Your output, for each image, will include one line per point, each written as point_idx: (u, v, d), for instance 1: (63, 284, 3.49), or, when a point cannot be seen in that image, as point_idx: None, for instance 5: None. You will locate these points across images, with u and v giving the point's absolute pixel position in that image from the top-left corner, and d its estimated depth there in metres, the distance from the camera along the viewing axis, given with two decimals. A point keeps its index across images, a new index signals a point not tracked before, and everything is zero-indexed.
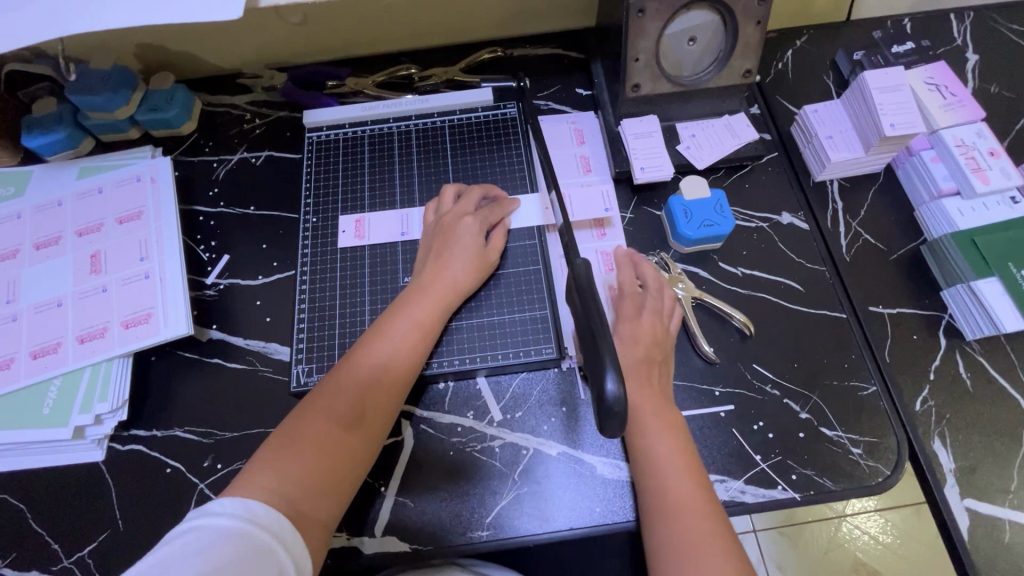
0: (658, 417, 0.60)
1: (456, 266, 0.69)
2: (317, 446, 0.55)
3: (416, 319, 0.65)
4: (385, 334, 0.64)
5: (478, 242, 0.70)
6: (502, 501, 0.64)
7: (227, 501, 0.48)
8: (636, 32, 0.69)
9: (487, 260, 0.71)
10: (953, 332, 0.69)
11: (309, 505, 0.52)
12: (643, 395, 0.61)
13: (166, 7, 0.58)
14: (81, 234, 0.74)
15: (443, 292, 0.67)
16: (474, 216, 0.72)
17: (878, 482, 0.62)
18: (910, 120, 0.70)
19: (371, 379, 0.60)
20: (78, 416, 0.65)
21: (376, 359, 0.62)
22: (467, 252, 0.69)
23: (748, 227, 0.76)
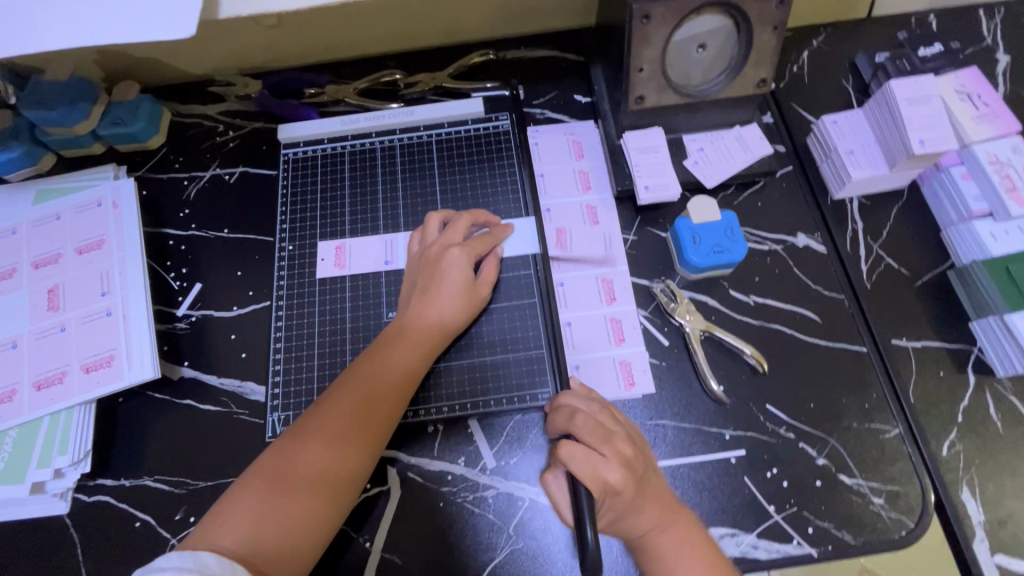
0: (671, 534, 0.53)
1: (441, 304, 0.63)
2: (285, 502, 0.53)
3: (397, 362, 0.61)
4: (364, 377, 0.59)
5: (467, 275, 0.64)
6: (496, 558, 0.59)
7: (177, 554, 0.46)
8: (640, 40, 0.62)
9: (476, 294, 0.65)
10: (983, 368, 0.64)
11: (269, 565, 0.51)
12: (649, 517, 0.53)
13: (114, 23, 0.52)
14: (37, 266, 0.68)
15: (428, 331, 0.62)
16: (461, 247, 0.65)
17: (901, 536, 0.58)
18: (941, 136, 0.65)
19: (347, 428, 0.57)
20: (37, 470, 0.60)
21: (354, 405, 0.58)
22: (453, 288, 0.64)
23: (761, 250, 0.71)
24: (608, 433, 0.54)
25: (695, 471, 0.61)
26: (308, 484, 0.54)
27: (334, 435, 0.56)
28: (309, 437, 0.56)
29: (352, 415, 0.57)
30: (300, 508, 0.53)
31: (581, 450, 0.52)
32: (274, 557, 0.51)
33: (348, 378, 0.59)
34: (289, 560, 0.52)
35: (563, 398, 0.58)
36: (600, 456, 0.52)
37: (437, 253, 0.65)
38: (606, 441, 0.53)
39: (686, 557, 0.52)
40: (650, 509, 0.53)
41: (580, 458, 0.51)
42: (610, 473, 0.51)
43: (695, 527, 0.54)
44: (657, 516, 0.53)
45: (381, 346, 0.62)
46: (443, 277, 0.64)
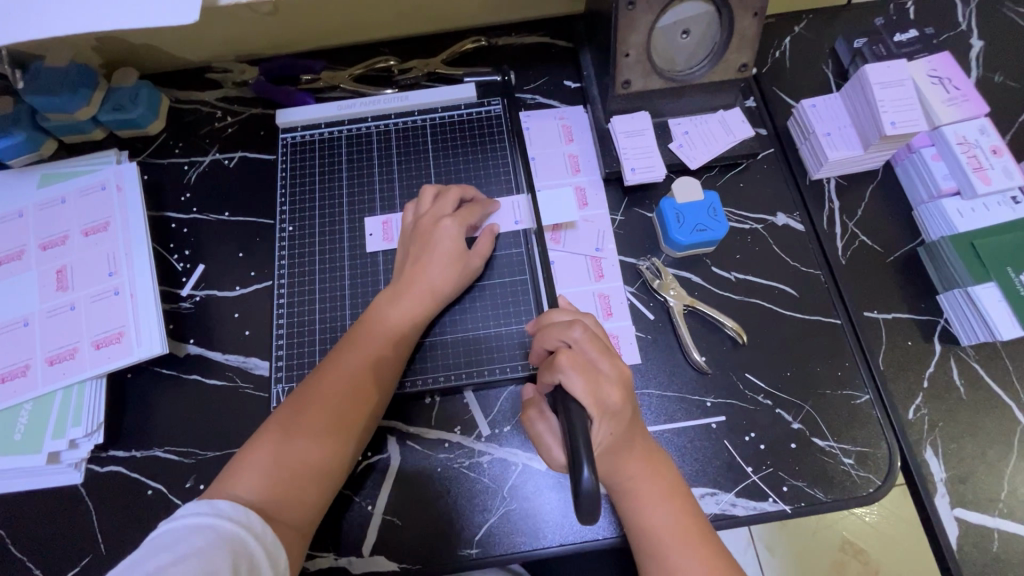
0: (651, 482, 0.55)
1: (434, 270, 0.66)
2: (297, 452, 0.56)
3: (393, 328, 0.64)
4: (368, 342, 0.63)
5: (459, 244, 0.67)
6: (491, 518, 0.63)
7: (194, 503, 0.50)
8: (625, 25, 0.65)
9: (467, 264, 0.68)
10: (949, 338, 0.67)
11: (284, 511, 0.54)
12: (633, 461, 0.56)
13: (119, 10, 0.54)
14: (45, 248, 0.71)
15: (419, 299, 0.65)
16: (452, 218, 0.67)
17: (869, 492, 0.62)
18: (911, 118, 0.68)
19: (348, 387, 0.60)
20: (52, 441, 0.63)
21: (354, 367, 0.61)
22: (444, 257, 0.66)
23: (742, 229, 0.74)
24: (607, 349, 0.56)
25: (679, 436, 0.65)
26: (315, 438, 0.57)
27: (338, 394, 0.59)
28: (314, 397, 0.59)
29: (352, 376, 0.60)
30: (309, 461, 0.57)
31: (580, 360, 0.53)
32: (285, 505, 0.55)
33: (347, 344, 0.63)
34: (301, 507, 0.55)
35: (554, 317, 0.60)
36: (600, 372, 0.53)
37: (430, 223, 0.68)
38: (606, 355, 0.55)
39: (662, 500, 0.55)
40: (635, 454, 0.56)
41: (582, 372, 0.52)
42: (610, 390, 0.53)
43: (671, 476, 0.56)
44: (638, 461, 0.56)
45: (375, 313, 0.65)
46: (434, 246, 0.66)
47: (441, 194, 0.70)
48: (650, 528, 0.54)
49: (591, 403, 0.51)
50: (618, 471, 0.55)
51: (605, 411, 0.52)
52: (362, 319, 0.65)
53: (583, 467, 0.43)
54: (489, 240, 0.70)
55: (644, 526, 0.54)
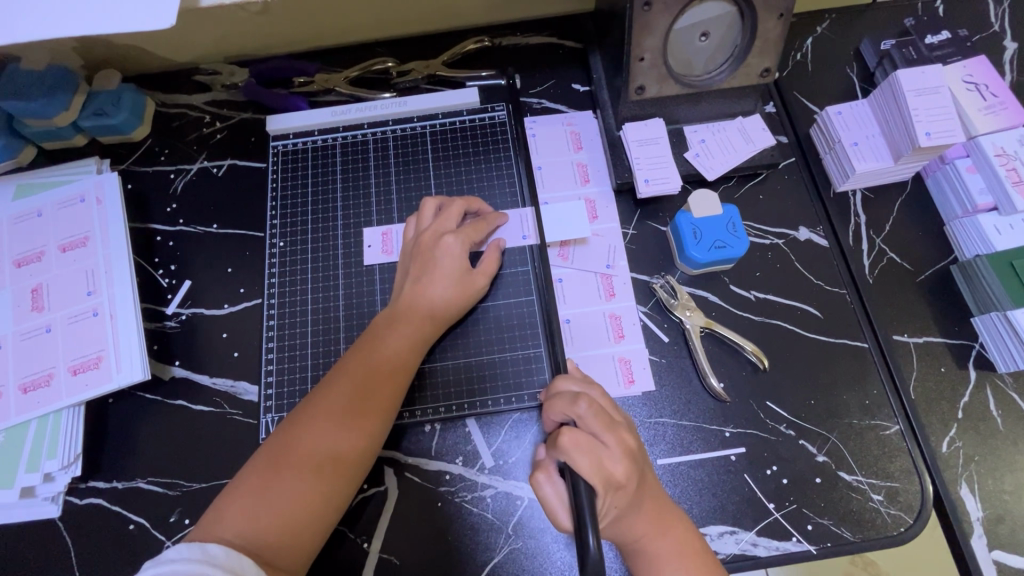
0: (663, 543, 0.51)
1: (436, 291, 0.62)
2: (289, 487, 0.52)
3: (394, 352, 0.60)
4: (366, 367, 0.58)
5: (462, 262, 0.63)
6: (494, 559, 0.59)
7: (185, 546, 0.46)
8: (641, 28, 0.60)
9: (472, 283, 0.64)
10: (984, 364, 0.63)
11: (274, 553, 0.50)
12: (643, 522, 0.51)
13: (90, 14, 0.49)
14: (20, 265, 0.66)
15: (420, 320, 0.62)
16: (455, 234, 0.64)
17: (899, 532, 0.58)
18: (947, 128, 0.63)
19: (345, 414, 0.56)
20: (26, 474, 0.59)
21: (351, 394, 0.57)
22: (447, 275, 0.63)
23: (762, 244, 0.70)
24: (613, 421, 0.52)
25: (696, 469, 0.61)
26: (308, 471, 0.53)
27: (337, 422, 0.55)
28: (308, 427, 0.55)
29: (350, 402, 0.56)
30: (302, 496, 0.52)
31: (585, 438, 0.50)
32: (273, 543, 0.50)
33: (345, 368, 0.59)
34: (292, 545, 0.51)
35: (563, 383, 0.57)
36: (604, 447, 0.50)
37: (432, 238, 0.64)
38: (611, 428, 0.51)
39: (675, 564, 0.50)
40: (644, 514, 0.51)
41: (585, 449, 0.49)
42: (614, 464, 0.49)
43: (686, 534, 0.52)
44: (648, 522, 0.51)
45: (375, 335, 0.61)
46: (437, 264, 0.63)
47: (442, 208, 0.67)
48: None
49: (596, 480, 0.48)
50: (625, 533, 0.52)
51: (609, 489, 0.49)
52: (360, 341, 0.61)
53: (588, 533, 0.45)
54: (496, 256, 0.66)
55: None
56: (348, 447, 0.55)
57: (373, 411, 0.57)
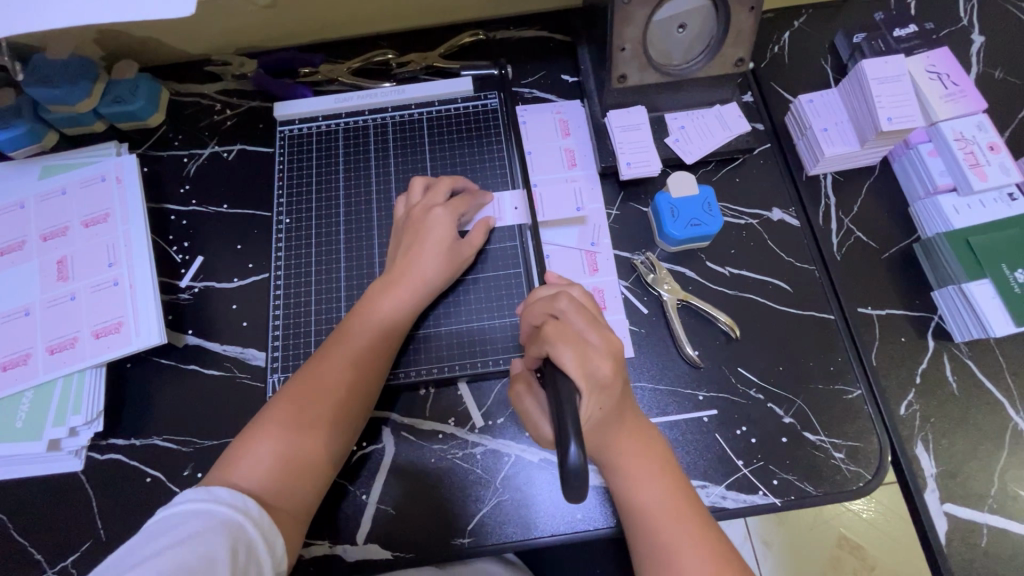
0: (641, 456, 0.56)
1: (426, 260, 0.66)
2: (295, 442, 0.57)
3: (383, 319, 0.64)
4: (360, 333, 0.63)
5: (451, 233, 0.68)
6: (485, 508, 0.64)
7: (193, 491, 0.52)
8: (622, 19, 0.65)
9: (459, 254, 0.69)
10: (942, 334, 0.68)
11: (281, 498, 0.55)
12: (624, 439, 0.56)
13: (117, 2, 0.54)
14: (46, 239, 0.71)
15: (411, 289, 0.66)
16: (443, 207, 0.68)
17: (859, 486, 0.62)
18: (908, 113, 0.68)
19: (342, 377, 0.61)
20: (52, 429, 0.64)
21: (346, 359, 0.61)
22: (436, 248, 0.67)
23: (737, 224, 0.74)
24: (596, 320, 0.55)
25: (671, 429, 0.65)
26: (311, 427, 0.58)
27: (336, 382, 0.60)
28: (306, 395, 0.59)
29: (346, 366, 0.61)
30: (307, 449, 0.58)
31: (569, 330, 0.53)
32: (285, 490, 0.56)
33: (341, 334, 0.63)
34: (301, 488, 0.57)
35: (540, 291, 0.59)
36: (589, 344, 0.53)
37: (424, 214, 0.68)
38: (595, 326, 0.54)
39: (651, 473, 0.55)
40: (625, 433, 0.56)
41: (570, 340, 0.52)
42: (598, 356, 0.53)
43: (660, 452, 0.57)
44: (630, 437, 0.56)
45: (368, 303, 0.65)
46: (426, 236, 0.67)
47: (430, 186, 0.71)
48: (639, 501, 0.54)
49: (580, 373, 0.50)
50: (607, 445, 0.56)
51: (594, 379, 0.52)
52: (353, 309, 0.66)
53: (569, 441, 0.42)
54: (482, 233, 0.70)
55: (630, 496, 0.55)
56: (343, 405, 0.60)
57: (366, 374, 0.62)
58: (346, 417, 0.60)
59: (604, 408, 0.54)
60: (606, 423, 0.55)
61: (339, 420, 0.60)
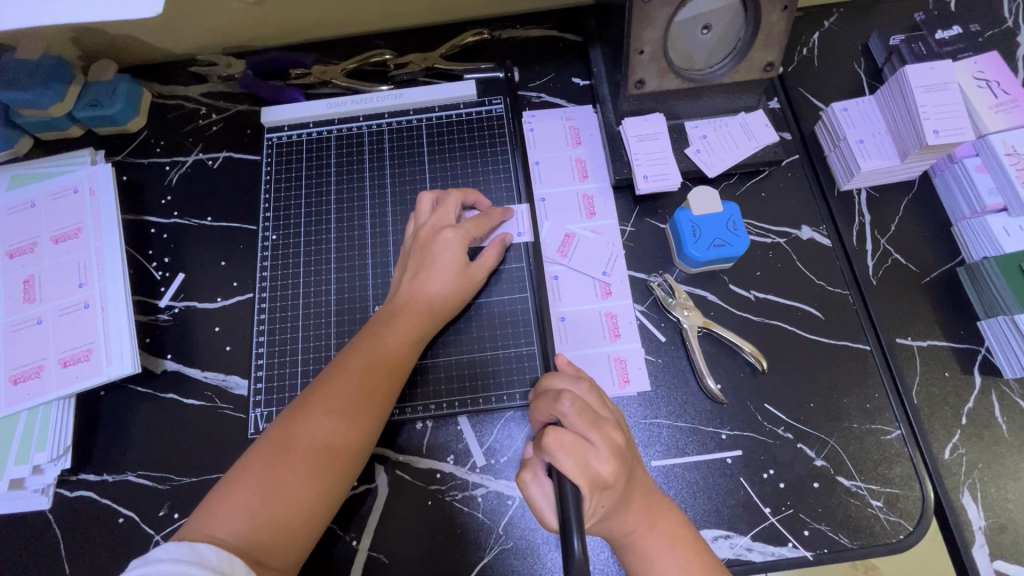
0: (653, 533, 0.50)
1: (433, 287, 0.61)
2: (284, 488, 0.51)
3: (388, 349, 0.59)
4: (360, 366, 0.57)
5: (461, 258, 0.62)
6: (486, 558, 0.58)
7: (174, 545, 0.45)
8: (641, 20, 0.59)
9: (470, 277, 0.63)
10: (990, 369, 0.61)
11: (269, 552, 0.50)
12: (633, 518, 0.50)
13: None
14: (11, 255, 0.66)
15: (417, 315, 0.61)
16: (455, 229, 0.62)
17: (899, 540, 0.56)
18: (957, 125, 0.61)
19: (343, 411, 0.55)
20: (14, 467, 0.58)
21: (348, 390, 0.56)
22: (446, 271, 0.62)
23: (763, 243, 0.68)
24: (597, 417, 0.50)
25: (691, 472, 0.60)
26: (307, 465, 0.52)
27: (335, 416, 0.54)
28: (300, 433, 0.53)
29: (349, 399, 0.55)
30: (303, 490, 0.52)
31: (571, 439, 0.47)
32: (273, 545, 0.50)
33: (342, 362, 0.58)
34: (296, 531, 0.51)
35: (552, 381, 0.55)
36: (590, 445, 0.47)
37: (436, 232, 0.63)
38: (596, 426, 0.49)
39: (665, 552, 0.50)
40: (634, 511, 0.50)
41: (570, 447, 0.46)
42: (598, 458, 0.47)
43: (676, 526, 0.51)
44: (638, 513, 0.50)
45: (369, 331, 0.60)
46: (436, 259, 0.62)
47: (440, 201, 0.65)
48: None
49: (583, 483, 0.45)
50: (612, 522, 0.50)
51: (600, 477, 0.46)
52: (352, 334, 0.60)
53: (573, 536, 0.42)
54: (496, 252, 0.65)
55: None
56: (343, 441, 0.54)
57: (368, 408, 0.56)
58: (346, 455, 0.54)
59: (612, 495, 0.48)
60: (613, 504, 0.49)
61: (338, 458, 0.54)
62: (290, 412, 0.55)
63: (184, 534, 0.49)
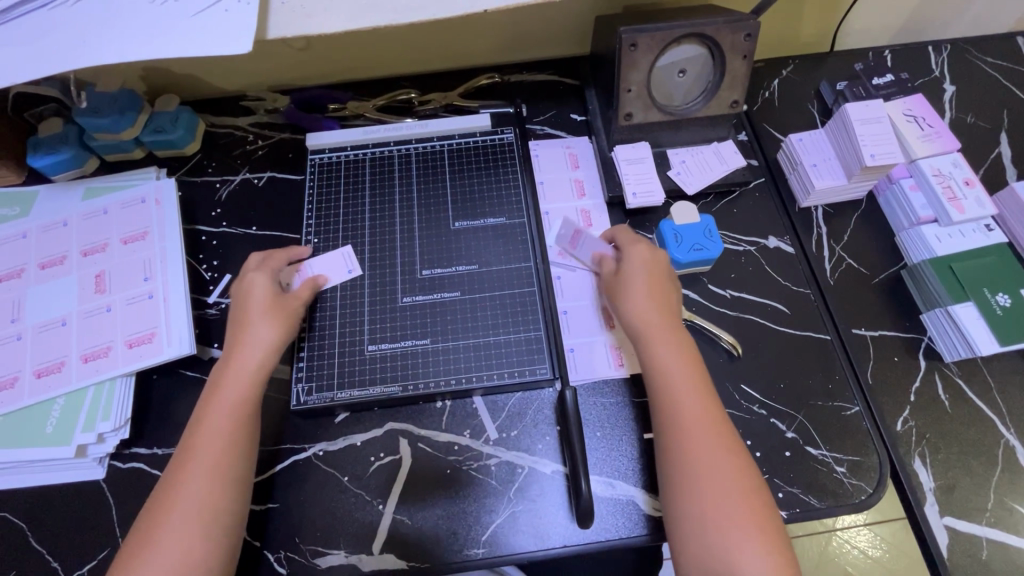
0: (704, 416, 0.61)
1: (254, 326, 0.68)
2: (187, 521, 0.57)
3: (227, 418, 0.63)
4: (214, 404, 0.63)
5: (271, 291, 0.71)
6: (498, 519, 0.65)
7: None
8: (628, 64, 0.72)
9: (284, 305, 0.70)
10: (932, 354, 0.72)
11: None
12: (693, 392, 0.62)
13: (172, 34, 0.59)
14: (86, 254, 0.77)
15: (241, 394, 0.64)
16: (258, 271, 0.72)
17: (861, 500, 0.64)
18: (889, 150, 0.74)
19: (203, 476, 0.59)
20: (82, 433, 0.67)
21: (204, 461, 0.60)
22: (258, 309, 0.69)
23: (736, 250, 0.79)
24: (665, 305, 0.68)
25: None
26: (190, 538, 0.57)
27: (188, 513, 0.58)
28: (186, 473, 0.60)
29: (205, 470, 0.60)
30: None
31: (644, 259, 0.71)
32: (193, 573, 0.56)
33: (190, 438, 0.62)
34: None
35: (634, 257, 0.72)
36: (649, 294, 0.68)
37: (245, 292, 0.71)
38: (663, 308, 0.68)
39: (717, 456, 0.58)
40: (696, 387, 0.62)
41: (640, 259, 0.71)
42: (682, 370, 0.63)
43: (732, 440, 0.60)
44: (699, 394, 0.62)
45: (640, 244, 0.72)
46: (247, 302, 0.70)
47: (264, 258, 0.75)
48: (703, 476, 0.58)
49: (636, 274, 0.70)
50: (684, 420, 0.60)
51: (674, 382, 0.63)
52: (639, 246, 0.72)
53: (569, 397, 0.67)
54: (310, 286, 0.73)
55: (690, 473, 0.58)
56: (199, 527, 0.57)
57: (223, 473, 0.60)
58: (221, 513, 0.59)
59: (683, 396, 0.62)
60: (687, 401, 0.61)
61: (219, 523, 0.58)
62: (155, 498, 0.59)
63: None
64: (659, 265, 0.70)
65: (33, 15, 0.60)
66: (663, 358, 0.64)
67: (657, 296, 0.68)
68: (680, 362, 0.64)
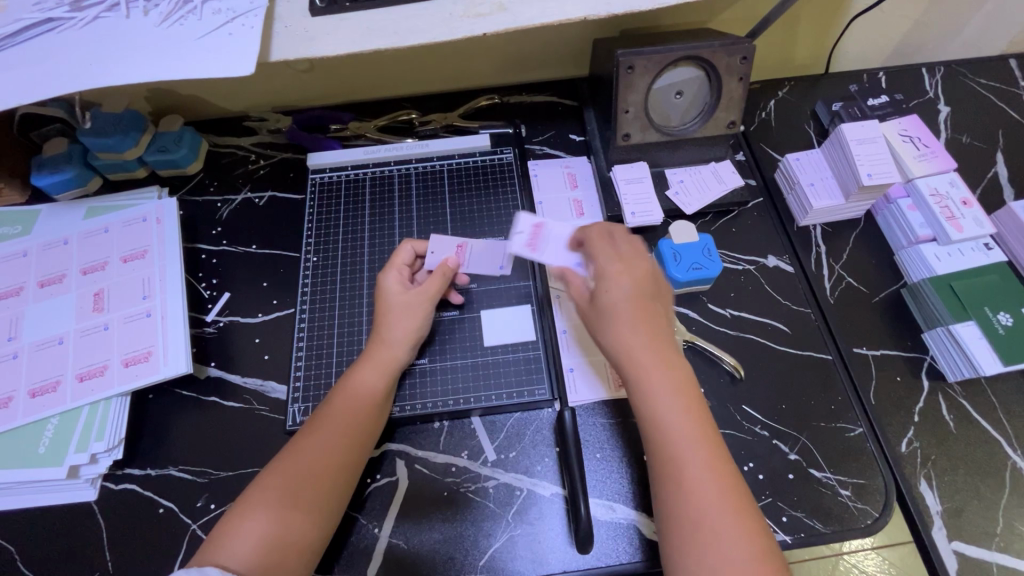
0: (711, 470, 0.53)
1: (394, 328, 0.68)
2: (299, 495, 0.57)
3: (339, 437, 0.62)
4: (345, 398, 0.64)
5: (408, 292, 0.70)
6: (497, 543, 0.64)
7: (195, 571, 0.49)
8: (625, 86, 0.73)
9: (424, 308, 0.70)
10: (936, 374, 0.71)
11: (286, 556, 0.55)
12: (693, 446, 0.54)
13: (174, 57, 0.60)
14: (85, 272, 0.77)
15: (360, 406, 0.64)
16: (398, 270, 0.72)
17: (867, 525, 0.63)
18: (886, 170, 0.75)
19: (313, 473, 0.59)
20: (74, 454, 0.66)
21: (327, 441, 0.61)
22: (402, 316, 0.69)
23: (735, 269, 0.79)
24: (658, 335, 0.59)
25: None
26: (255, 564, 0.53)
27: (291, 497, 0.57)
28: (304, 453, 0.60)
29: (295, 484, 0.58)
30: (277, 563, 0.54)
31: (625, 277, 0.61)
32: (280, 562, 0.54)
33: (297, 445, 0.61)
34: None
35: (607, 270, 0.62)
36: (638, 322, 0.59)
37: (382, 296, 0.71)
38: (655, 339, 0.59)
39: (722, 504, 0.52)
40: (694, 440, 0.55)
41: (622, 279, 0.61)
42: (677, 412, 0.56)
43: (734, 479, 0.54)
44: (703, 448, 0.54)
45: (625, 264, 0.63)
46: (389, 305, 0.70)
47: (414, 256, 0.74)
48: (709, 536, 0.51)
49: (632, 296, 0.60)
50: (683, 476, 0.53)
51: (672, 429, 0.55)
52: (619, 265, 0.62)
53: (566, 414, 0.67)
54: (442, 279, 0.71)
55: (689, 533, 0.51)
56: (303, 513, 0.57)
57: (320, 492, 0.59)
58: (308, 534, 0.57)
59: (686, 448, 0.54)
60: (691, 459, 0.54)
61: (299, 546, 0.56)
62: (233, 507, 0.57)
63: (218, 536, 0.55)
64: (649, 287, 0.62)
65: (39, 39, 0.61)
66: (660, 407, 0.56)
67: (651, 326, 0.59)
68: (673, 396, 0.56)
